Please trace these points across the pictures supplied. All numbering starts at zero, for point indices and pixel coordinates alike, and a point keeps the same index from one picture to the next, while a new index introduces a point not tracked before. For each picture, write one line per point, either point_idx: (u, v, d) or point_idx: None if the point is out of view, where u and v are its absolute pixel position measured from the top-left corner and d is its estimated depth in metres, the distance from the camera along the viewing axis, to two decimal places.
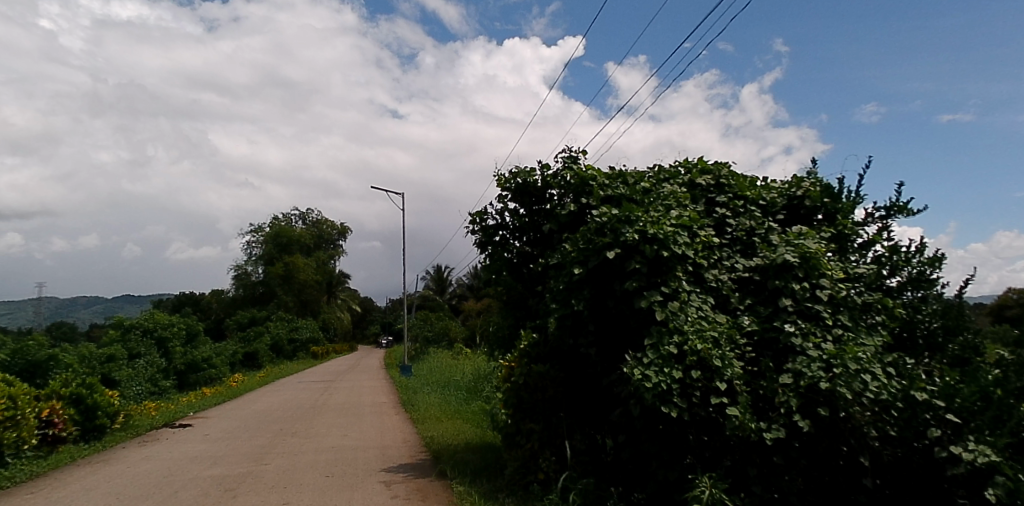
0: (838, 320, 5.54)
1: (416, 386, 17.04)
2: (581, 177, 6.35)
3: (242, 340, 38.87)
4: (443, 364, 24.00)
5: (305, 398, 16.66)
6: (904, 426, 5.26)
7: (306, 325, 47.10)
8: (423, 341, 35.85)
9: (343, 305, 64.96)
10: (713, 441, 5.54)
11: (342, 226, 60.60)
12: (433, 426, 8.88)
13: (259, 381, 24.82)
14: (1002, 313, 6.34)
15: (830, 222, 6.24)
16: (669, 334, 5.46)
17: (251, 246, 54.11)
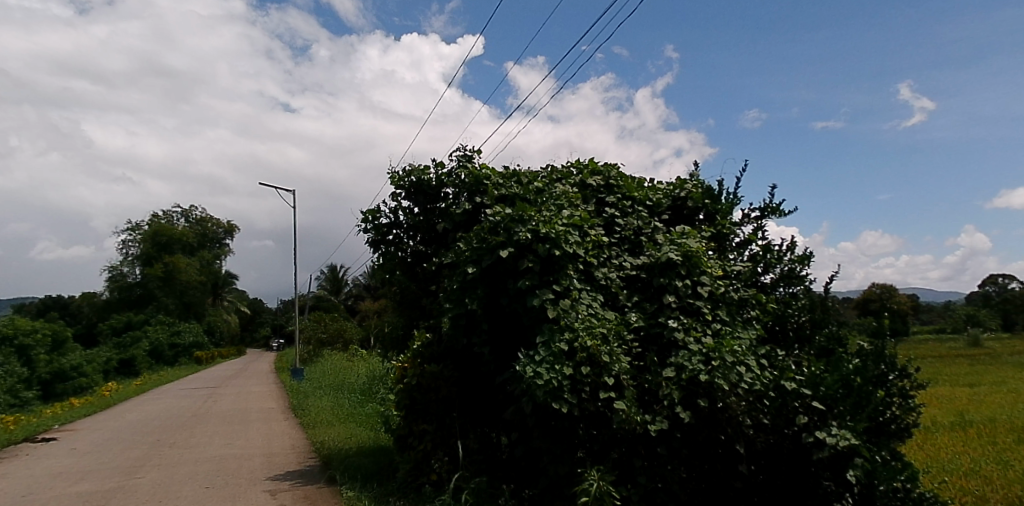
0: (717, 315, 5.88)
1: (310, 390, 16.44)
2: (475, 176, 6.33)
3: (116, 347, 36.02)
4: (336, 366, 23.59)
5: (188, 406, 15.81)
6: (775, 413, 5.53)
7: (188, 330, 44.36)
8: (318, 343, 34.82)
9: (228, 306, 62.05)
10: (601, 435, 5.67)
11: (229, 224, 58.33)
12: (325, 431, 8.64)
13: (136, 389, 23.23)
14: (866, 307, 6.84)
15: (711, 221, 6.50)
16: (560, 331, 5.60)
17: (128, 246, 50.70)
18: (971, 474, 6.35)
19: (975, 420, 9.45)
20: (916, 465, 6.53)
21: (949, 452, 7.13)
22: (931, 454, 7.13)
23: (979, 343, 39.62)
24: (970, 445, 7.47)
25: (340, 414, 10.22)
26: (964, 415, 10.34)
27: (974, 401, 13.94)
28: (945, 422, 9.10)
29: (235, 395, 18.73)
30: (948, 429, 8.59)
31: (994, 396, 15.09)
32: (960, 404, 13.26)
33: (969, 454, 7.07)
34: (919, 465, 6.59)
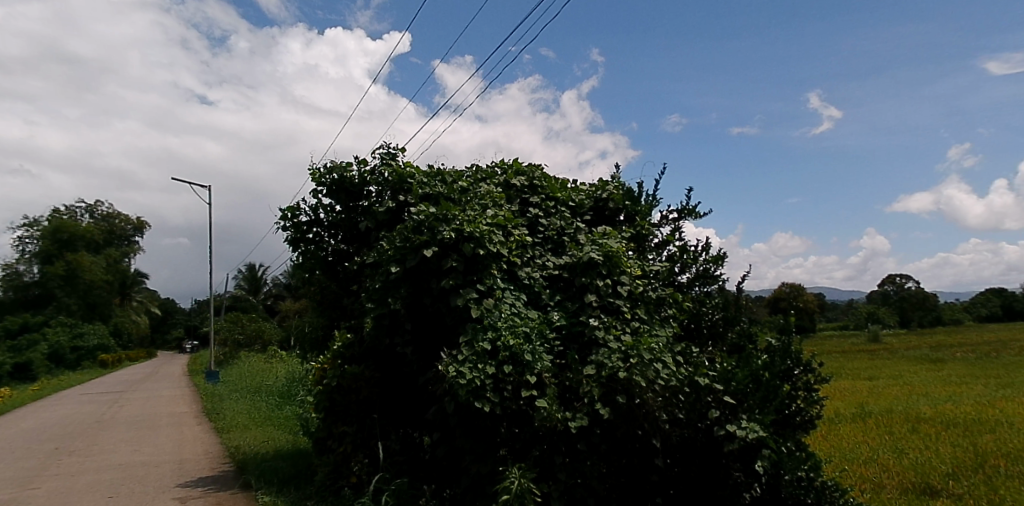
0: (635, 314, 6.03)
1: (225, 393, 15.92)
2: (399, 174, 6.26)
3: (10, 350, 33.64)
4: (251, 369, 22.92)
5: (89, 412, 14.97)
6: (689, 408, 5.73)
7: (91, 331, 41.93)
8: (233, 343, 33.74)
9: (136, 307, 59.04)
10: (523, 433, 5.74)
11: (139, 221, 55.74)
12: (240, 435, 8.39)
13: (28, 395, 21.80)
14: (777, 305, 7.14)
15: (631, 222, 6.66)
16: (484, 331, 5.67)
17: (25, 242, 47.42)
18: (869, 462, 6.77)
19: (873, 411, 10.09)
20: (819, 455, 6.91)
21: (850, 442, 7.58)
22: (834, 444, 7.55)
23: (878, 339, 42.25)
24: (869, 434, 7.97)
25: (257, 417, 9.96)
26: (866, 407, 11.02)
27: (868, 394, 14.86)
28: (848, 414, 9.67)
29: (144, 400, 17.82)
30: (849, 420, 9.14)
31: (890, 389, 16.10)
32: (857, 397, 14.11)
33: (868, 443, 7.54)
34: (822, 456, 6.97)
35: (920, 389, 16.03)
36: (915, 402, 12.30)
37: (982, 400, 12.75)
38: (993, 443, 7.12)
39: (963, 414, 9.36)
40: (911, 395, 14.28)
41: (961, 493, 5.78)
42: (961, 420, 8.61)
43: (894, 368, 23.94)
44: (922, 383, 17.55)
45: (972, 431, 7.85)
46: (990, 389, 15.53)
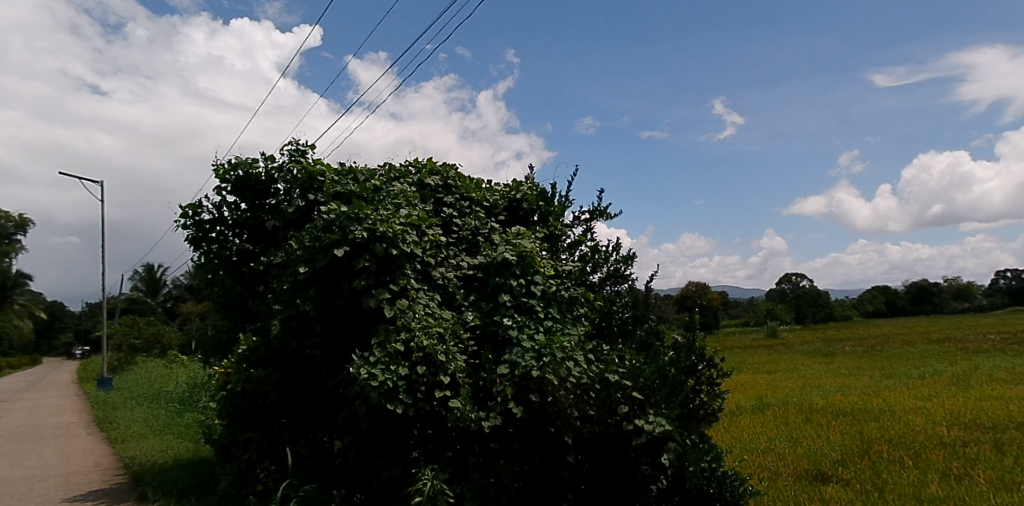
0: (549, 313, 6.09)
1: (117, 402, 15.02)
2: (309, 171, 6.09)
3: None
4: (146, 376, 21.72)
5: None
6: (600, 404, 5.82)
7: None
8: (128, 349, 31.72)
9: (20, 310, 54.52)
10: (436, 434, 5.76)
11: (22, 218, 51.60)
12: (136, 445, 7.97)
13: None
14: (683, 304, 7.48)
15: (544, 222, 6.73)
16: (396, 331, 5.58)
17: None
18: (767, 451, 7.15)
19: (771, 404, 10.68)
20: (722, 447, 7.24)
21: (750, 434, 7.98)
22: (735, 436, 7.93)
23: (776, 334, 44.92)
24: (767, 426, 8.42)
25: (155, 425, 9.50)
26: (764, 399, 11.67)
27: (766, 387, 15.72)
28: (749, 406, 10.20)
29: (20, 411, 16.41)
30: (749, 412, 9.64)
31: (786, 382, 17.10)
32: (756, 390, 14.91)
33: (766, 434, 7.97)
34: (725, 448, 7.31)
35: (812, 381, 17.12)
36: (808, 394, 13.13)
37: (865, 390, 13.78)
38: (876, 430, 7.70)
39: (851, 404, 10.07)
40: (804, 388, 15.22)
41: (848, 478, 6.20)
42: (849, 409, 9.26)
43: (790, 362, 25.36)
44: (815, 376, 18.69)
45: (858, 419, 8.45)
46: (874, 380, 16.78)
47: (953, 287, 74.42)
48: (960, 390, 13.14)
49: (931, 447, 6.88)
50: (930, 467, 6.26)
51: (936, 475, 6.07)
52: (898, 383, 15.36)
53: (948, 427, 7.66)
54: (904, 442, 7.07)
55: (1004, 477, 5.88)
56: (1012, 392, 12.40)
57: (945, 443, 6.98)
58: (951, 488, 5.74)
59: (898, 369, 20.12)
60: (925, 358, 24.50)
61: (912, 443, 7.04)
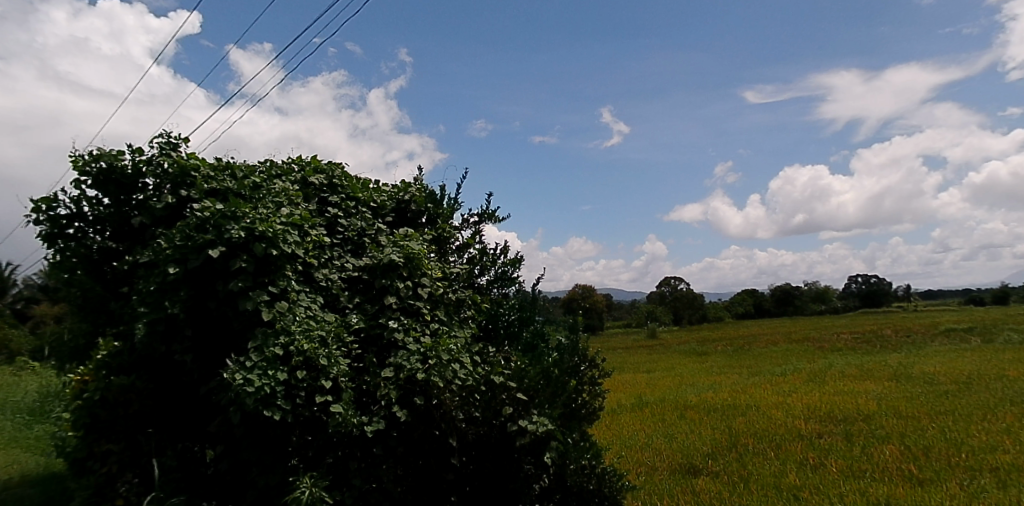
0: (435, 316, 6.10)
1: None
2: (181, 166, 5.80)
3: None
4: None
5: None
6: (485, 406, 5.84)
7: None
8: None
9: None
10: (316, 440, 5.59)
11: None
12: None
13: None
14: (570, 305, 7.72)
15: (433, 224, 6.73)
16: (275, 335, 5.37)
17: None
18: (644, 447, 7.49)
19: (651, 401, 11.18)
20: (603, 444, 7.51)
21: (630, 431, 8.33)
22: (616, 434, 8.25)
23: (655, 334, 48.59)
24: (645, 422, 8.83)
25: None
26: (643, 398, 12.26)
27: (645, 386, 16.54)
28: (629, 404, 10.67)
29: None
30: (630, 410, 10.06)
31: (664, 380, 18.08)
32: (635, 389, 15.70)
33: (645, 431, 8.34)
34: (606, 446, 7.59)
35: (687, 380, 18.14)
36: (684, 392, 13.94)
37: (735, 387, 14.82)
38: (743, 424, 8.25)
39: (722, 400, 10.76)
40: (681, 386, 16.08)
41: (717, 470, 6.60)
42: (719, 405, 9.88)
43: (674, 361, 26.70)
44: (693, 375, 19.85)
45: (727, 414, 9.03)
46: (743, 377, 18.02)
47: (808, 289, 82.80)
48: (817, 386, 14.37)
49: (790, 439, 7.44)
50: (789, 458, 6.77)
51: (794, 464, 6.57)
52: (763, 380, 16.56)
53: (805, 420, 8.34)
54: (767, 435, 7.61)
55: (851, 465, 6.45)
56: (859, 386, 13.74)
57: (802, 435, 7.58)
58: (807, 477, 6.23)
59: (762, 368, 21.71)
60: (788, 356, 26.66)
61: (774, 436, 7.60)
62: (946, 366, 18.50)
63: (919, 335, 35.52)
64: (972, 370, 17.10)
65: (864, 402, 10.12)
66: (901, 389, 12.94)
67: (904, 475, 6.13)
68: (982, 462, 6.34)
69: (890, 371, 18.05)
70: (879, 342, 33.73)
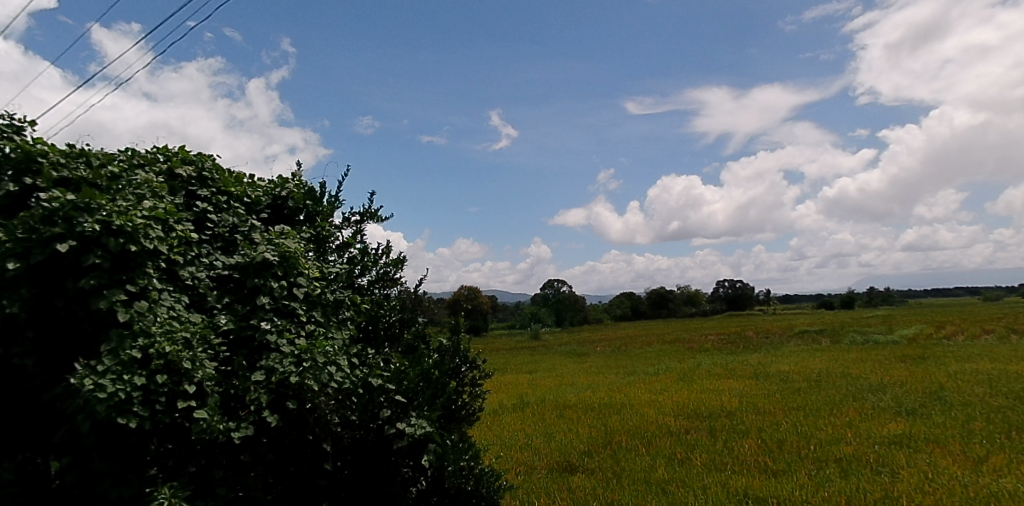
0: (312, 317, 5.90)
1: None
2: (26, 151, 5.36)
3: None
4: None
5: None
6: (361, 410, 5.76)
7: None
8: None
9: None
10: (177, 448, 5.29)
11: None
12: None
13: None
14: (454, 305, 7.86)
15: (311, 222, 6.57)
16: (132, 338, 4.97)
17: None
18: (523, 447, 7.67)
19: (533, 403, 11.47)
20: (482, 446, 7.61)
21: (511, 432, 8.49)
22: (496, 435, 8.39)
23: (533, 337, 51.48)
24: (526, 423, 9.03)
25: None
26: (524, 399, 12.60)
27: (528, 388, 16.96)
28: (510, 406, 10.91)
29: None
30: (510, 412, 10.27)
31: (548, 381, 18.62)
32: (516, 391, 16.06)
33: (525, 431, 8.52)
34: (486, 447, 7.69)
35: (566, 380, 18.68)
36: (564, 392, 14.44)
37: (611, 387, 15.56)
38: (618, 422, 8.62)
39: (600, 399, 11.20)
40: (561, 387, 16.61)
41: (592, 467, 6.82)
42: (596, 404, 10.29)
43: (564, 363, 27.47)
44: (576, 376, 20.53)
45: (603, 413, 9.39)
46: (620, 377, 18.84)
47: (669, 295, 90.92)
48: (684, 384, 15.24)
49: (660, 435, 7.83)
50: (659, 453, 7.11)
51: (663, 459, 6.91)
52: (636, 379, 17.36)
53: (674, 417, 8.82)
54: (640, 432, 7.97)
55: (714, 459, 6.87)
56: (723, 384, 14.76)
57: (672, 431, 8.00)
58: (674, 471, 6.57)
59: (638, 367, 22.77)
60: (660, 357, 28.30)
61: (646, 433, 7.97)
62: (797, 366, 20.30)
63: (790, 335, 38.55)
64: (822, 368, 18.94)
65: (729, 399, 10.89)
66: (760, 387, 14.05)
67: (761, 466, 6.59)
68: (826, 452, 6.96)
69: (752, 370, 19.62)
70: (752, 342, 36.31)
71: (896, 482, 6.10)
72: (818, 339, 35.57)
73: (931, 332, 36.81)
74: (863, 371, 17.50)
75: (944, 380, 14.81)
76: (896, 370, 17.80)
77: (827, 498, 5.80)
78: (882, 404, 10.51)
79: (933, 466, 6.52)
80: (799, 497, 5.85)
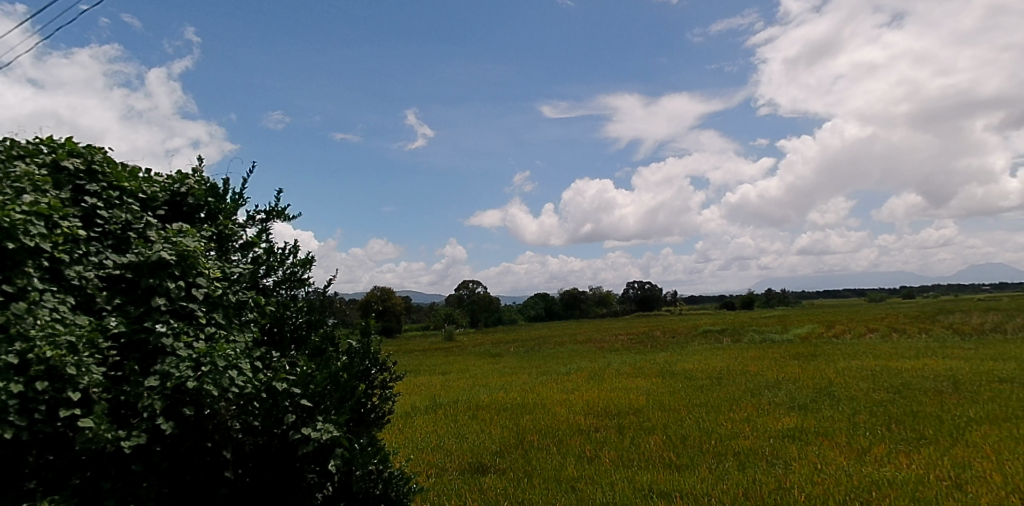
0: (212, 319, 5.64)
1: None
2: None
3: None
4: None
5: None
6: (265, 414, 5.60)
7: None
8: None
9: None
10: (58, 460, 4.92)
11: None
12: None
13: None
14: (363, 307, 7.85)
15: (213, 220, 6.35)
16: (8, 342, 4.57)
17: None
18: (434, 449, 7.70)
19: (445, 404, 11.50)
20: (393, 449, 7.55)
21: (423, 434, 8.47)
22: (407, 437, 8.37)
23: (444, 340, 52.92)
24: (438, 425, 9.03)
25: None
26: (436, 401, 12.63)
27: (441, 389, 16.96)
28: (422, 408, 10.91)
29: None
30: (422, 414, 10.25)
31: (461, 383, 18.73)
32: (429, 392, 16.02)
33: (437, 432, 8.54)
34: (397, 450, 7.65)
35: (481, 381, 18.76)
36: (477, 393, 14.57)
37: (523, 386, 15.84)
38: (529, 421, 8.74)
39: (511, 399, 11.38)
40: (475, 387, 16.70)
41: (503, 467, 6.88)
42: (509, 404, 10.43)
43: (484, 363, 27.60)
44: (490, 376, 20.71)
45: (516, 413, 9.50)
46: (533, 377, 19.19)
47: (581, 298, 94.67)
48: (594, 383, 15.67)
49: (571, 433, 7.99)
50: (569, 452, 7.26)
51: (573, 458, 7.03)
52: (548, 379, 17.61)
53: (585, 416, 9.02)
54: (551, 431, 8.11)
55: (621, 455, 7.07)
56: (631, 383, 15.31)
57: (582, 429, 8.18)
58: (583, 469, 6.70)
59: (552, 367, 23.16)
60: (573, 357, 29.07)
61: (557, 431, 8.12)
62: (701, 364, 21.20)
63: (704, 334, 40.10)
64: (724, 366, 19.99)
65: (636, 397, 11.31)
66: (665, 385, 14.66)
67: (665, 462, 6.83)
68: (726, 447, 7.29)
69: (659, 368, 20.46)
70: (666, 341, 37.60)
71: (789, 473, 6.46)
72: (729, 338, 37.25)
73: (827, 331, 39.56)
74: (760, 368, 18.50)
75: (832, 376, 15.89)
76: (789, 366, 19.04)
77: (726, 490, 6.06)
78: (777, 399, 11.15)
79: (821, 457, 6.95)
80: (700, 490, 6.09)
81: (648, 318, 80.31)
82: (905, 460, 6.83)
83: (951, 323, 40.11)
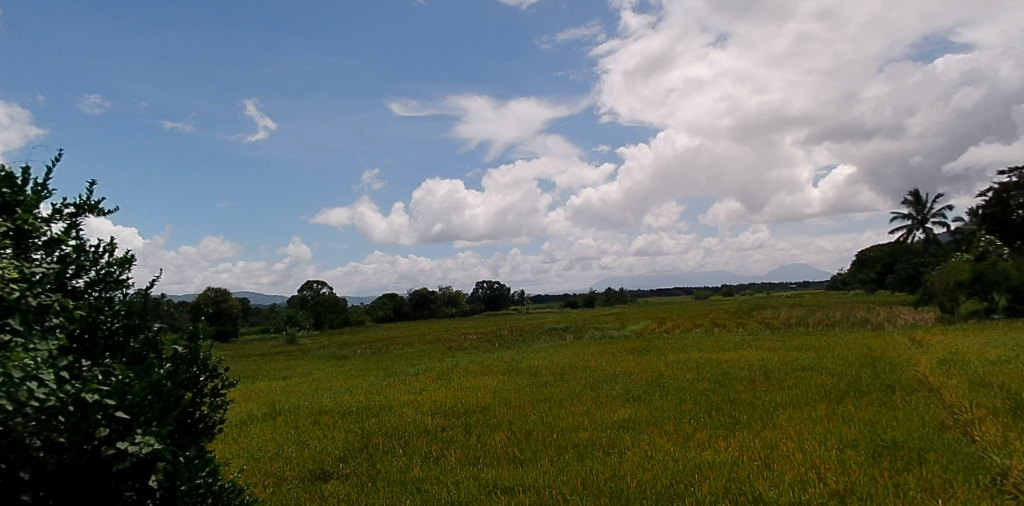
0: (6, 325, 4.85)
1: None
2: None
3: None
4: None
5: None
6: (72, 430, 5.02)
7: None
8: None
9: None
10: None
11: None
12: None
13: None
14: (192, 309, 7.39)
15: (9, 214, 5.56)
16: None
17: None
18: (272, 458, 7.39)
19: (285, 410, 10.99)
20: (226, 461, 7.14)
21: (260, 443, 8.06)
22: (240, 447, 7.93)
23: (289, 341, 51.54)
24: (277, 433, 8.64)
25: None
26: (276, 407, 12.07)
27: (279, 395, 16.16)
28: (260, 416, 10.36)
29: None
30: (260, 422, 9.76)
31: (304, 387, 18.00)
32: (269, 398, 15.23)
33: (274, 441, 8.19)
34: (232, 462, 7.23)
35: (326, 385, 18.15)
36: (319, 398, 14.10)
37: (369, 389, 15.55)
38: (374, 425, 8.61)
39: (358, 403, 11.16)
40: (319, 392, 16.09)
41: (347, 473, 6.74)
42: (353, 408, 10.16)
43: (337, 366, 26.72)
44: (334, 379, 20.06)
45: (360, 417, 9.29)
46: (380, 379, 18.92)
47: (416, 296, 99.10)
48: (442, 383, 15.77)
49: (417, 435, 7.97)
50: (415, 453, 7.25)
51: (419, 459, 7.03)
52: (397, 381, 17.36)
53: (431, 416, 9.04)
54: (397, 433, 8.06)
55: (467, 454, 7.16)
56: (479, 381, 15.58)
57: (428, 430, 8.18)
58: (428, 469, 6.71)
59: (401, 368, 22.97)
60: (419, 357, 29.05)
61: (403, 433, 8.07)
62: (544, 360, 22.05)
63: (564, 331, 41.57)
64: (567, 362, 20.93)
65: (482, 395, 11.51)
66: (511, 382, 15.10)
67: (510, 457, 7.00)
68: (566, 439, 7.59)
69: (508, 365, 21.02)
70: (525, 339, 38.55)
71: (623, 462, 6.84)
72: (586, 334, 38.90)
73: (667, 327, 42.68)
74: (600, 363, 19.50)
75: (664, 368, 17.13)
76: (625, 360, 20.37)
77: (567, 482, 6.31)
78: (612, 392, 11.84)
79: (651, 444, 7.45)
80: (542, 483, 6.29)
81: (517, 316, 81.93)
82: (723, 443, 7.49)
83: (766, 319, 43.19)
